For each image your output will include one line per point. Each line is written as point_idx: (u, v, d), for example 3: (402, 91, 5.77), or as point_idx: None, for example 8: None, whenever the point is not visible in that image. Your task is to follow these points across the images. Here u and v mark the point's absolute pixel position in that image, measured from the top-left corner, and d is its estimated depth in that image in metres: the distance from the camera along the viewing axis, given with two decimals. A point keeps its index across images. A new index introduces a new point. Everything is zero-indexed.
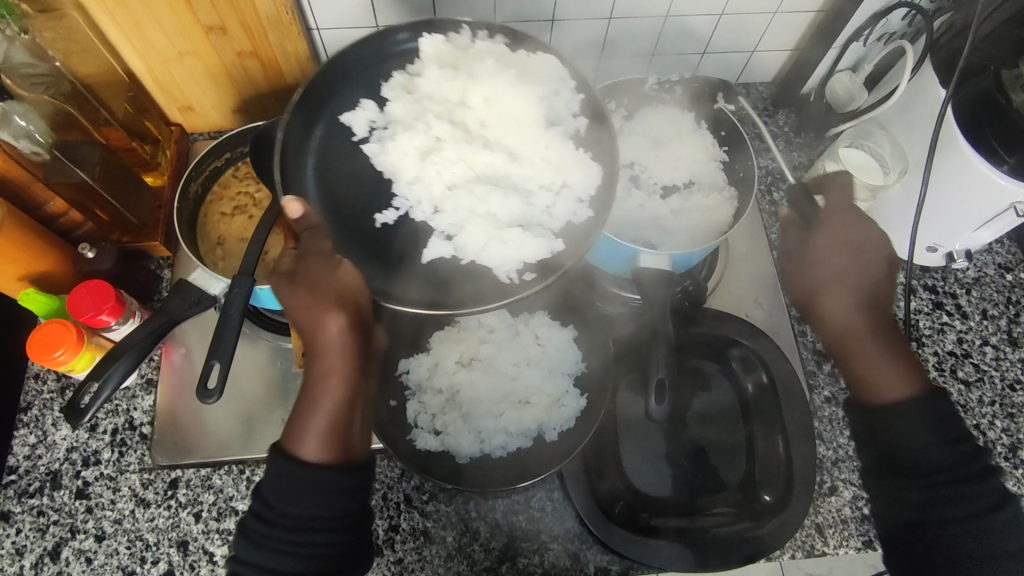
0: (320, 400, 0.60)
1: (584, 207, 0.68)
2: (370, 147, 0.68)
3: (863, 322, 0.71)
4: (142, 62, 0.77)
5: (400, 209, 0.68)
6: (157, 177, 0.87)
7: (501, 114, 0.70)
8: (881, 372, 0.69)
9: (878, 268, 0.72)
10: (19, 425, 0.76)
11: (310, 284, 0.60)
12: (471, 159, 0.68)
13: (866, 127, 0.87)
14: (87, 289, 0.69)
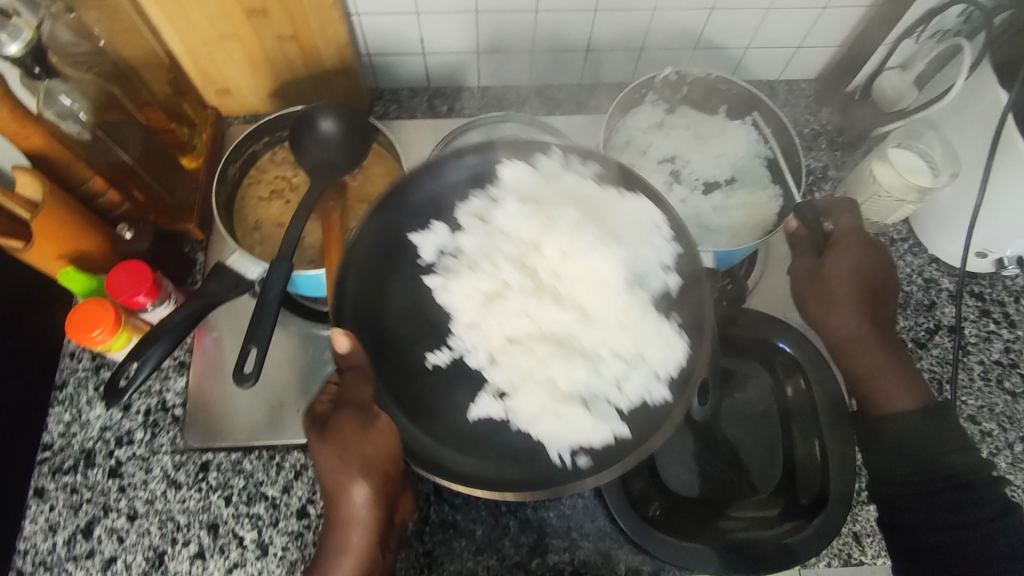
0: (338, 552, 0.56)
1: (659, 386, 0.61)
2: (434, 281, 0.66)
3: (868, 335, 0.69)
4: (183, 43, 0.77)
5: (454, 351, 0.65)
6: (193, 158, 0.86)
7: (573, 279, 0.65)
8: (886, 385, 0.68)
9: (881, 287, 0.70)
10: (55, 402, 0.77)
11: (344, 438, 0.57)
12: (538, 316, 0.65)
13: (915, 127, 0.84)
14: (125, 270, 0.69)
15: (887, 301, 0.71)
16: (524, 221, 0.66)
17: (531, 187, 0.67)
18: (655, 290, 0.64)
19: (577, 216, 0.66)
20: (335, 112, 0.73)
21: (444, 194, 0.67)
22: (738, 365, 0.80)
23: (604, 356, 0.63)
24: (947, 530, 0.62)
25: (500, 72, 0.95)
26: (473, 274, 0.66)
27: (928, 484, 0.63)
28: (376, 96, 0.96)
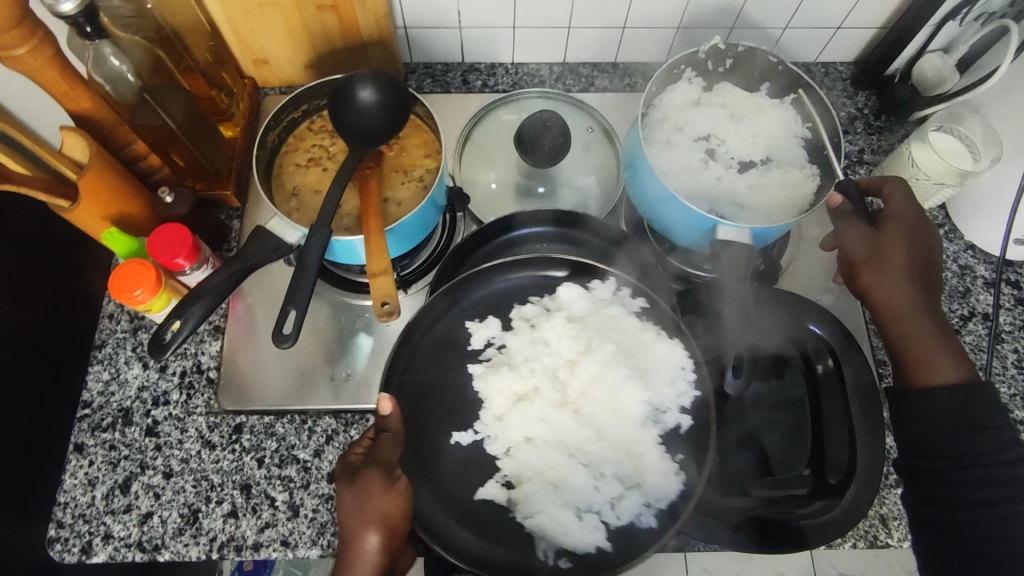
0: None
1: (649, 514, 0.63)
2: (476, 371, 0.69)
3: (916, 304, 0.70)
4: (224, 10, 0.78)
5: (479, 435, 0.67)
6: (231, 127, 0.87)
7: (597, 395, 0.68)
8: (930, 352, 0.68)
9: (929, 259, 0.72)
10: (94, 361, 0.79)
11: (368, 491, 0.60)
12: (557, 424, 0.67)
13: (957, 110, 0.83)
14: (167, 231, 0.71)
15: (936, 277, 0.72)
16: (569, 340, 0.70)
17: (581, 309, 0.72)
18: (666, 427, 0.66)
19: (614, 351, 0.68)
20: (374, 81, 0.73)
21: (495, 288, 0.72)
22: (768, 346, 0.80)
23: (607, 466, 0.65)
24: (978, 505, 0.61)
25: (535, 49, 0.95)
26: (513, 373, 0.69)
27: (966, 456, 0.63)
28: (410, 70, 0.97)
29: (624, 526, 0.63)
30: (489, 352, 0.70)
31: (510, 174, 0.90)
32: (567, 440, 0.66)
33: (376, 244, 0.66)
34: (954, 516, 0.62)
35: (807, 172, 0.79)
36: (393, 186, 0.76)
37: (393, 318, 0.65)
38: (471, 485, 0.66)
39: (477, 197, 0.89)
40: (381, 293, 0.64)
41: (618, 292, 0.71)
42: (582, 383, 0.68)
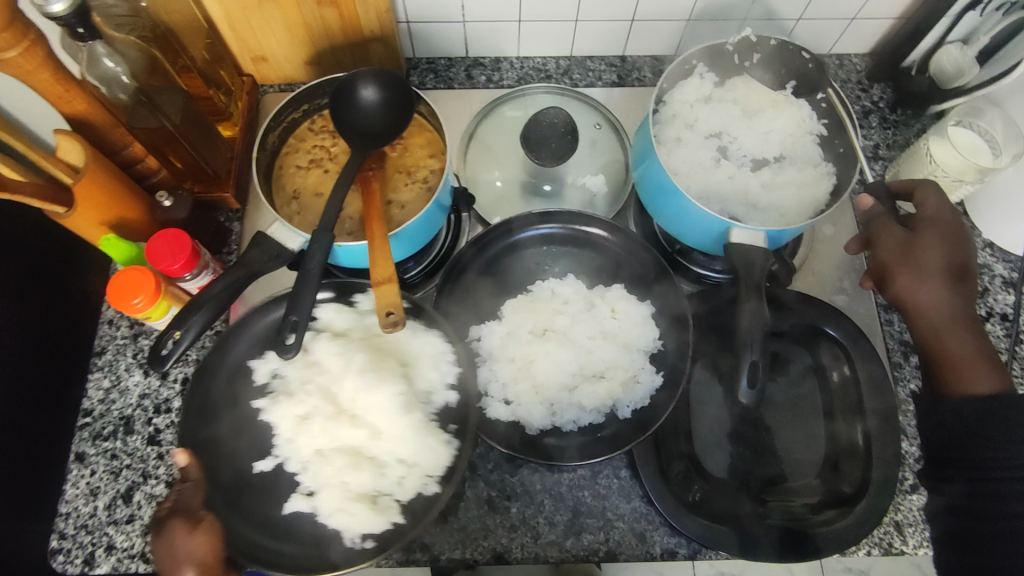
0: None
1: (432, 484, 0.65)
2: (260, 402, 0.68)
3: (952, 311, 0.68)
4: (222, 6, 0.75)
5: (277, 458, 0.67)
6: (230, 127, 0.85)
7: (365, 403, 0.68)
8: (968, 362, 0.67)
9: (966, 266, 0.70)
10: (94, 368, 0.77)
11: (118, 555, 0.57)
12: (340, 434, 0.67)
13: (977, 104, 0.81)
14: (166, 238, 0.69)
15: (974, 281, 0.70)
16: (338, 355, 0.70)
17: (344, 324, 0.72)
18: (438, 407, 0.69)
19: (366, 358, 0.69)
20: (376, 80, 0.71)
21: (280, 313, 0.69)
22: (781, 348, 0.78)
23: (389, 467, 0.66)
24: (1007, 518, 0.58)
25: (540, 43, 0.92)
26: (288, 399, 0.68)
27: (1003, 468, 0.59)
28: (413, 65, 0.94)
29: (412, 504, 0.65)
30: (268, 382, 0.69)
31: (515, 172, 0.88)
32: (356, 452, 0.67)
33: (380, 251, 0.64)
34: (982, 526, 0.59)
35: (822, 170, 0.77)
36: (396, 188, 0.74)
37: (399, 329, 0.62)
38: (277, 502, 0.65)
39: (482, 196, 0.87)
40: (388, 302, 0.62)
41: (379, 303, 0.72)
42: (350, 393, 0.69)
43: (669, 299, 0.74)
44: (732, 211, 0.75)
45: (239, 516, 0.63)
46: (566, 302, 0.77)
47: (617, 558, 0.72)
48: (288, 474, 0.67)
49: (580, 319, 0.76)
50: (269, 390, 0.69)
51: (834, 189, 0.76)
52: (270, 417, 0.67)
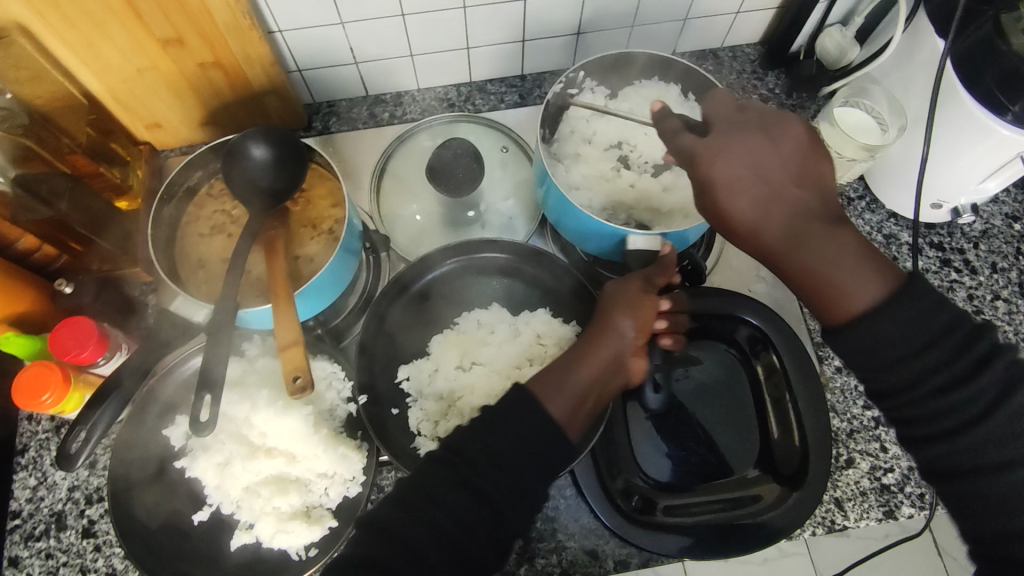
0: (570, 376, 0.61)
1: (354, 484, 0.71)
2: (181, 463, 0.71)
3: (787, 224, 0.53)
4: (101, 81, 0.74)
5: (212, 505, 0.71)
6: (130, 200, 0.82)
7: (278, 434, 0.72)
8: (847, 272, 0.52)
9: (756, 159, 0.55)
10: (18, 468, 0.75)
11: (631, 284, 0.67)
12: (258, 468, 0.71)
13: (860, 84, 0.82)
14: (69, 326, 0.67)
15: (788, 165, 0.55)
16: (236, 401, 0.73)
17: (237, 371, 0.75)
18: (343, 418, 0.74)
19: (269, 394, 0.73)
20: (264, 138, 0.70)
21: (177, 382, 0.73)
22: (706, 346, 0.80)
23: (314, 483, 0.71)
24: (958, 435, 0.49)
25: (437, 73, 0.92)
26: (206, 452, 0.71)
27: (922, 380, 0.50)
28: (314, 110, 0.93)
29: (341, 507, 0.70)
30: (187, 443, 0.72)
31: (431, 205, 0.88)
32: (274, 480, 0.71)
33: (286, 314, 0.64)
34: (932, 456, 0.51)
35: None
36: (302, 242, 0.73)
37: (308, 392, 0.62)
38: (225, 539, 0.70)
39: (400, 232, 0.87)
40: (294, 365, 0.62)
41: (268, 346, 0.76)
42: (260, 429, 0.73)
43: None
44: (640, 217, 0.77)
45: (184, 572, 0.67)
46: (492, 332, 0.78)
47: None
48: (225, 515, 0.71)
49: (505, 346, 0.76)
50: (188, 450, 0.72)
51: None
52: (192, 473, 0.71)
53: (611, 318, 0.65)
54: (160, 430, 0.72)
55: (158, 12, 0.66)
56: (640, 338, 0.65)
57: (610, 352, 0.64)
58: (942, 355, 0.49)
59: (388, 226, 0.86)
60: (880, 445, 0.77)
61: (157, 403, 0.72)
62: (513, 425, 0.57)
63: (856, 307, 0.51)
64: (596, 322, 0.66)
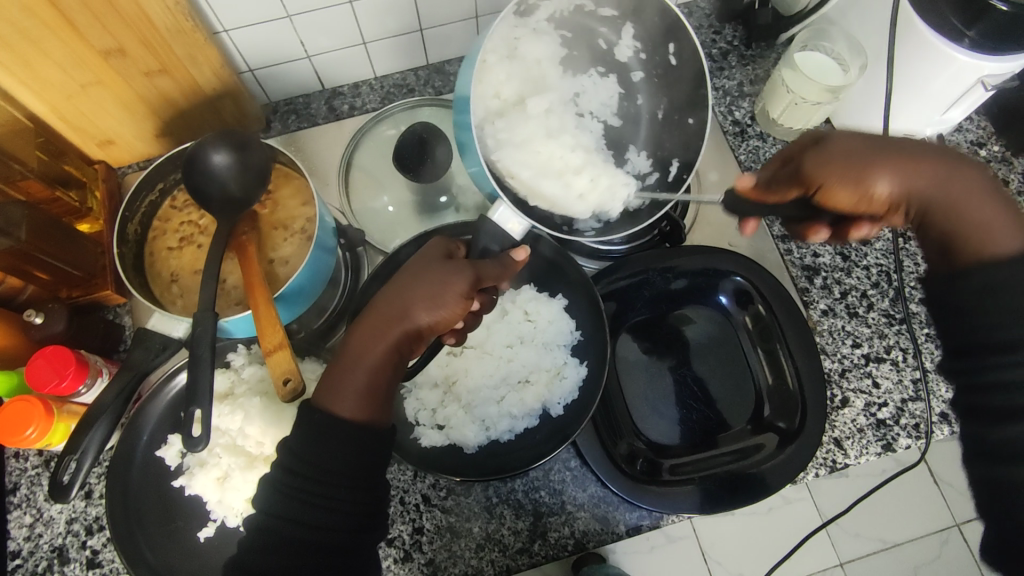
0: (354, 376, 0.54)
1: None
2: (180, 481, 0.70)
3: (941, 196, 0.53)
4: (44, 102, 0.70)
5: (217, 520, 0.70)
6: (91, 222, 0.80)
7: (274, 441, 0.71)
8: (987, 214, 0.52)
9: (937, 171, 0.54)
10: (11, 507, 0.73)
11: (426, 268, 0.58)
12: (257, 477, 0.70)
13: (819, 26, 0.82)
14: (44, 357, 0.64)
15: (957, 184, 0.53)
16: (228, 413, 0.72)
17: (225, 384, 0.74)
18: None
19: (262, 402, 0.72)
20: (225, 143, 0.68)
21: (165, 402, 0.71)
22: (690, 304, 0.80)
23: None
24: None
25: (392, 59, 0.90)
26: (203, 467, 0.70)
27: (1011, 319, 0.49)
28: (272, 110, 0.91)
29: None
30: (182, 461, 0.71)
31: (404, 194, 0.87)
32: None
33: (266, 315, 0.62)
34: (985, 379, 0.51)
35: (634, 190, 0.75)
36: (275, 244, 0.72)
37: (299, 394, 0.62)
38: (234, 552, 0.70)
39: (373, 225, 0.86)
40: (282, 369, 0.61)
41: (253, 355, 0.75)
42: (256, 439, 0.71)
43: (574, 286, 0.75)
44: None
45: None
46: None
47: (586, 547, 0.73)
48: (232, 529, 0.70)
49: (496, 328, 0.75)
50: (184, 468, 0.71)
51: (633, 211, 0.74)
52: (192, 491, 0.70)
53: (406, 306, 0.56)
54: (154, 452, 0.71)
55: (95, 22, 0.63)
56: (435, 331, 0.57)
57: (401, 339, 0.56)
58: None
59: (361, 220, 0.85)
60: (872, 381, 0.78)
61: (149, 425, 0.71)
62: (322, 453, 0.51)
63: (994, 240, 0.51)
64: (375, 310, 0.57)
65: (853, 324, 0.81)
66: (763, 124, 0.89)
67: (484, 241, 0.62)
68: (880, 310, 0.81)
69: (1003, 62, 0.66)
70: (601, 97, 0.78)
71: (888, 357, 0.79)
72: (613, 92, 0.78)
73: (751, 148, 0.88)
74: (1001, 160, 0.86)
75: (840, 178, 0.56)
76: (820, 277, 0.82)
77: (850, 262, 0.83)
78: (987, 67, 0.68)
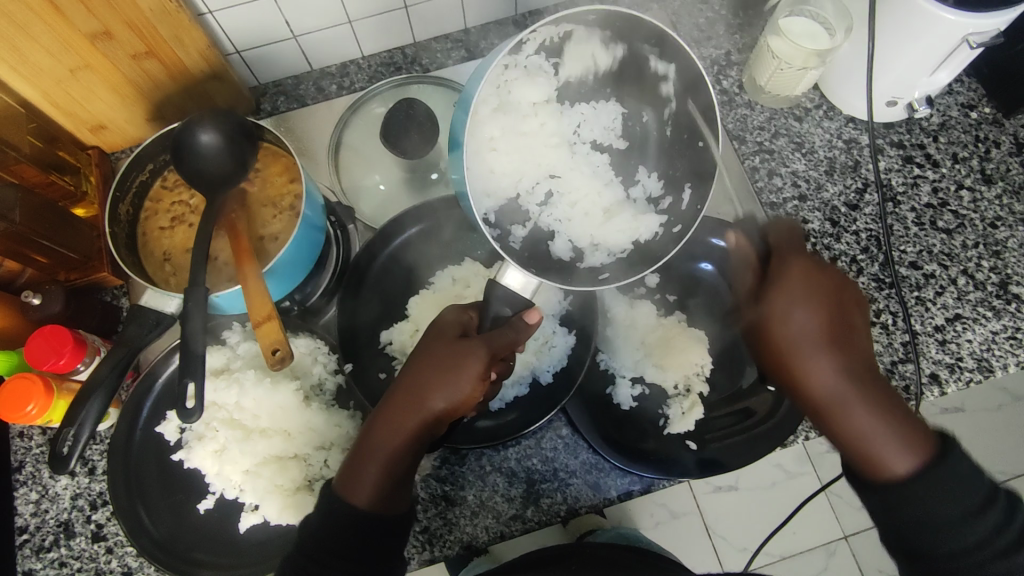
0: (370, 468, 0.57)
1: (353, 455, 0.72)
2: (179, 456, 0.72)
3: (838, 391, 0.58)
4: (34, 87, 0.70)
5: (216, 493, 0.72)
6: (87, 207, 0.82)
7: (270, 414, 0.73)
8: (866, 430, 0.56)
9: (872, 373, 0.58)
10: (17, 484, 0.74)
11: (441, 352, 0.59)
12: (254, 449, 0.72)
13: None
14: (42, 336, 0.66)
15: (881, 390, 0.58)
16: (223, 389, 0.73)
17: (220, 361, 0.75)
18: (331, 393, 0.76)
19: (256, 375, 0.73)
20: (210, 122, 0.69)
21: (162, 379, 0.72)
22: (678, 271, 0.80)
23: (312, 456, 0.73)
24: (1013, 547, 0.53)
25: (378, 37, 0.90)
26: (200, 441, 0.71)
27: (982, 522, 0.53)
28: (261, 92, 0.92)
29: None
30: (181, 436, 0.72)
31: (394, 172, 0.87)
32: (272, 459, 0.72)
33: (256, 289, 0.64)
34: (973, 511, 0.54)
35: (652, 223, 0.67)
36: (265, 221, 0.73)
37: (289, 362, 0.63)
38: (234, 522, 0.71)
39: (364, 202, 0.86)
40: (272, 339, 0.63)
41: (248, 332, 0.76)
42: (252, 412, 0.73)
43: None
44: (527, 203, 0.71)
45: (200, 548, 0.70)
46: (468, 287, 0.79)
47: (579, 513, 0.74)
48: (230, 500, 0.72)
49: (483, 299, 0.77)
50: (184, 443, 0.72)
51: (646, 247, 0.67)
52: (191, 464, 0.71)
53: (423, 392, 0.58)
54: (154, 428, 0.72)
55: (80, 5, 0.63)
56: (453, 413, 0.58)
57: (421, 424, 0.58)
58: (965, 479, 0.54)
59: (351, 197, 0.86)
60: (862, 344, 0.78)
61: (148, 403, 0.72)
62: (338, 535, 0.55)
63: (885, 466, 0.55)
64: (399, 393, 0.59)
65: None
66: (751, 92, 0.88)
67: (495, 306, 0.61)
68: (870, 275, 0.81)
69: (987, 21, 0.66)
70: (602, 121, 0.71)
71: (878, 321, 0.79)
72: (616, 113, 0.70)
73: (739, 116, 0.88)
74: (992, 122, 0.86)
75: (843, 446, 0.58)
76: (809, 243, 0.83)
77: (839, 228, 0.83)
78: (973, 24, 0.66)
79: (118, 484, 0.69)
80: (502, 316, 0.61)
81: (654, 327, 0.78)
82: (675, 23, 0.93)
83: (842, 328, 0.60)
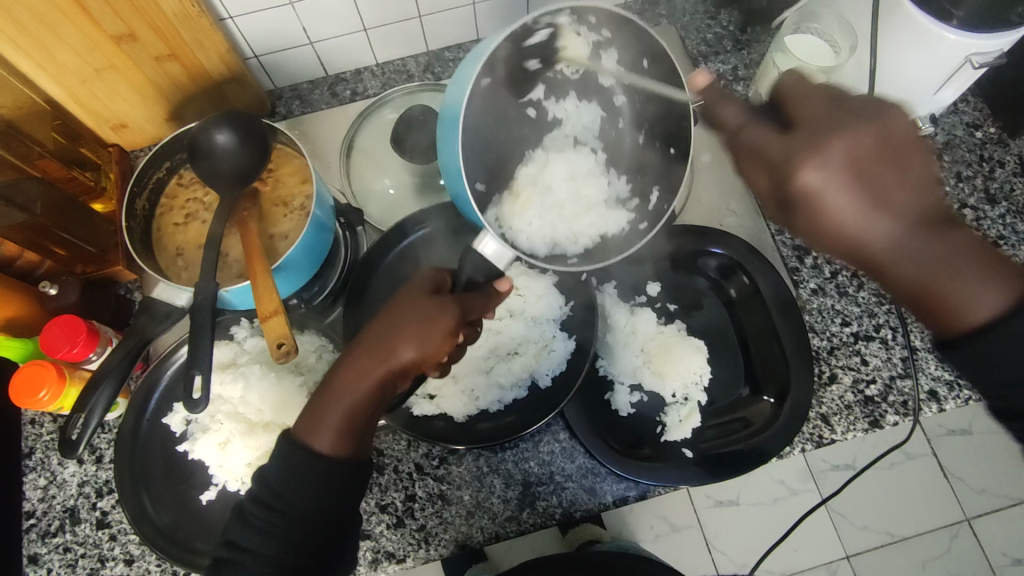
0: (330, 411, 0.55)
1: None
2: (184, 446, 0.74)
3: (863, 216, 0.47)
4: (60, 85, 0.73)
5: (218, 484, 0.73)
6: (104, 202, 0.84)
7: (274, 409, 0.75)
8: (947, 296, 0.47)
9: (895, 181, 0.47)
10: (27, 469, 0.76)
11: (414, 305, 0.57)
12: (258, 442, 0.73)
13: (812, 9, 0.82)
14: (57, 325, 0.68)
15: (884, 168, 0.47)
16: (230, 382, 0.75)
17: (227, 355, 0.77)
18: None
19: (262, 370, 0.75)
20: (227, 123, 0.71)
21: (170, 372, 0.74)
22: (678, 281, 0.82)
23: None
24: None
25: (392, 46, 0.93)
26: (205, 433, 0.73)
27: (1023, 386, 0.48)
28: (277, 96, 0.95)
29: None
30: (187, 428, 0.74)
31: (403, 176, 0.88)
32: None
33: (263, 284, 0.65)
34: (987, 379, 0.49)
35: (621, 219, 0.68)
36: (276, 220, 0.75)
37: (292, 357, 0.65)
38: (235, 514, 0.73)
39: (373, 206, 0.88)
40: (277, 333, 0.64)
41: (256, 328, 0.78)
42: (256, 406, 0.75)
43: None
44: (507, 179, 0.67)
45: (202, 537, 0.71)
46: None
47: (574, 517, 0.75)
48: (232, 492, 0.74)
49: None
50: (189, 435, 0.74)
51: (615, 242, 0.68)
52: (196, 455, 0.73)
53: (391, 340, 0.55)
54: (160, 419, 0.74)
55: (107, 7, 0.66)
56: (423, 365, 0.56)
57: (383, 374, 0.55)
58: None
59: (361, 200, 0.87)
60: (861, 358, 0.79)
61: (156, 394, 0.74)
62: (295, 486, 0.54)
63: (960, 315, 0.47)
64: (365, 339, 0.56)
65: (843, 303, 0.81)
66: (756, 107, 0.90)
67: (469, 271, 0.60)
68: (871, 290, 0.81)
69: (992, 39, 0.66)
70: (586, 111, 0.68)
71: (877, 336, 0.80)
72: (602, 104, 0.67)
73: None
74: (997, 142, 0.86)
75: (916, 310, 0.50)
76: (811, 257, 0.83)
77: None
78: (976, 43, 0.67)
79: (123, 472, 0.70)
80: (475, 281, 0.60)
81: (653, 335, 0.79)
82: (683, 38, 0.94)
83: (860, 165, 0.46)
